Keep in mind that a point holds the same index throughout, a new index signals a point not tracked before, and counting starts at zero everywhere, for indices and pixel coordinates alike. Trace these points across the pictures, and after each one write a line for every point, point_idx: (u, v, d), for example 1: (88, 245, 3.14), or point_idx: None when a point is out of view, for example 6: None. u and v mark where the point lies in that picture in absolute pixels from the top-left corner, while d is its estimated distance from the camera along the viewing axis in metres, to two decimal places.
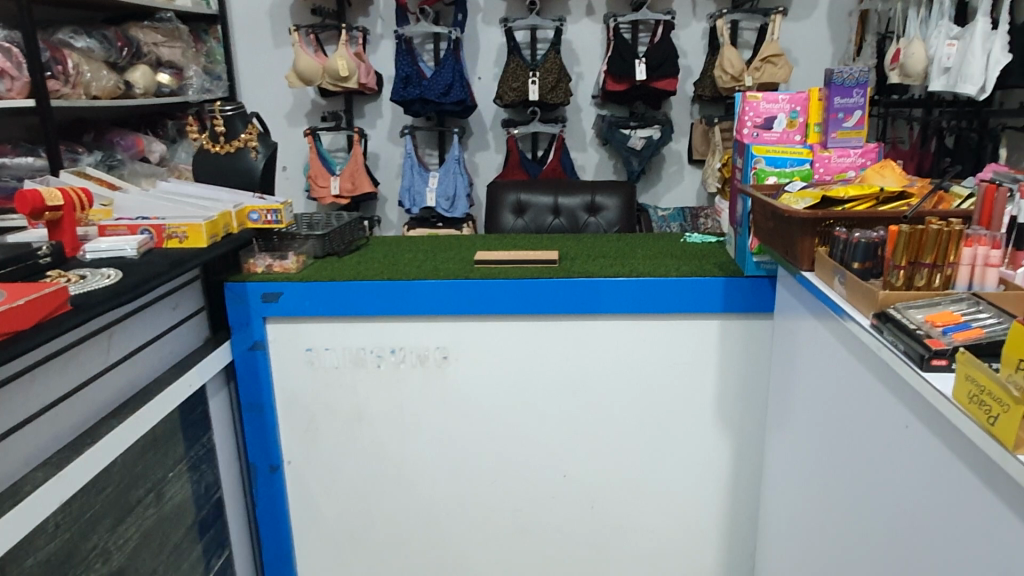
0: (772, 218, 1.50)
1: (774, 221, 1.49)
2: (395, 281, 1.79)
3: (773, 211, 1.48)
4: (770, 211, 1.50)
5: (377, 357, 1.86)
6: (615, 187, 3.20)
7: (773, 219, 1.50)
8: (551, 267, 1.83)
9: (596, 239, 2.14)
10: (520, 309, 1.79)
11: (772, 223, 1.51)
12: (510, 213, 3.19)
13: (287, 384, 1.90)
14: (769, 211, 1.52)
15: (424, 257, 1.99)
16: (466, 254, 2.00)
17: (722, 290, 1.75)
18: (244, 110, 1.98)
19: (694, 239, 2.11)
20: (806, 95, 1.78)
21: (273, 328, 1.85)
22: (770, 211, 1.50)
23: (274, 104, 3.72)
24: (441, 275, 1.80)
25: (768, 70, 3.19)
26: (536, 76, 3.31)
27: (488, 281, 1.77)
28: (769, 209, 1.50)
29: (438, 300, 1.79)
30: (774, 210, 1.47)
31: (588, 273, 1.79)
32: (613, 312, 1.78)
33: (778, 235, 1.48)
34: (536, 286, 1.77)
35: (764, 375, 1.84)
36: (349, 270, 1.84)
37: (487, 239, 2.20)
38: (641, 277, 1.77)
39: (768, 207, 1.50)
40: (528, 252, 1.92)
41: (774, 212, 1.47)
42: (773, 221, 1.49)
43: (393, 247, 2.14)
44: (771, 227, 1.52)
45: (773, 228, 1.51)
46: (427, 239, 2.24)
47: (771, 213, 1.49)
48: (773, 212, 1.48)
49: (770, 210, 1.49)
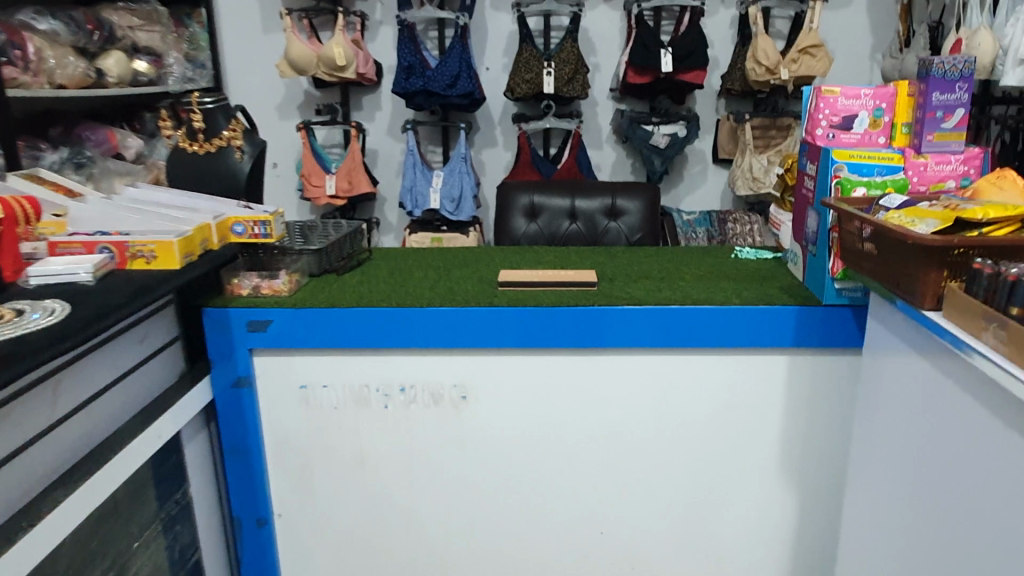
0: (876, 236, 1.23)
1: (877, 240, 1.22)
2: (407, 308, 1.51)
3: (878, 228, 1.21)
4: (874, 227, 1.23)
5: (383, 396, 1.57)
6: (638, 190, 2.92)
7: (876, 237, 1.23)
8: (589, 292, 1.55)
9: (633, 255, 1.85)
10: (555, 341, 1.51)
11: (873, 243, 1.24)
12: (522, 216, 2.91)
13: (278, 426, 1.61)
14: (869, 228, 1.25)
15: (436, 276, 1.70)
16: (485, 273, 1.72)
17: (794, 321, 1.47)
18: (227, 102, 1.65)
19: (746, 255, 1.83)
20: (893, 91, 1.51)
21: (260, 361, 1.56)
22: (872, 228, 1.23)
23: (264, 95, 3.41)
24: (460, 302, 1.52)
25: (805, 62, 2.91)
26: (552, 66, 3.01)
27: (518, 309, 1.50)
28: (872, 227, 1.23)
29: (458, 331, 1.51)
30: (879, 227, 1.20)
31: (634, 300, 1.51)
32: (664, 346, 1.51)
33: (885, 256, 1.21)
34: (574, 315, 1.49)
35: (840, 420, 1.56)
36: (351, 294, 1.56)
37: (505, 253, 1.91)
38: (698, 305, 1.49)
39: (870, 224, 1.23)
40: (561, 273, 1.63)
41: (880, 229, 1.20)
42: (878, 240, 1.22)
43: (397, 263, 1.84)
44: (873, 248, 1.25)
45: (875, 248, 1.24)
46: (437, 252, 1.95)
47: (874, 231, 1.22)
48: (878, 229, 1.21)
49: (874, 227, 1.22)
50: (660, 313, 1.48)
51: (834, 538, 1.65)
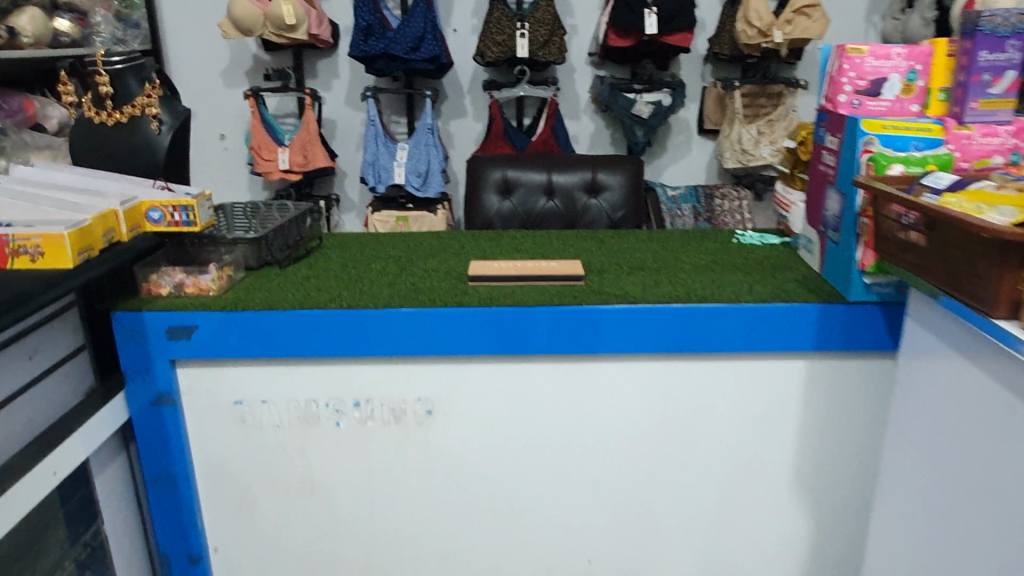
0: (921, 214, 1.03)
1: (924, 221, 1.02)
2: (360, 309, 1.26)
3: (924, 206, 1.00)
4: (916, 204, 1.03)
5: (334, 413, 1.34)
6: (619, 163, 2.68)
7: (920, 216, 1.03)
8: (576, 290, 1.31)
9: (622, 243, 1.63)
10: (536, 347, 1.28)
11: (917, 221, 1.04)
12: (494, 193, 2.66)
13: (210, 449, 1.36)
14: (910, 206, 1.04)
15: (396, 268, 1.46)
16: (454, 264, 1.48)
17: (815, 321, 1.26)
18: (140, 61, 1.36)
19: (750, 241, 1.61)
20: (928, 50, 1.29)
21: (185, 374, 1.31)
22: (915, 207, 1.02)
23: (208, 59, 3.10)
24: (424, 301, 1.28)
25: (801, 24, 2.68)
26: (525, 27, 2.74)
27: (492, 309, 1.26)
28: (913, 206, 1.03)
29: (421, 336, 1.27)
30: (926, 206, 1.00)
31: (630, 297, 1.28)
32: (664, 351, 1.29)
33: (934, 239, 1.01)
34: (559, 315, 1.26)
35: (861, 431, 1.37)
36: (294, 293, 1.31)
37: (476, 240, 1.67)
38: (704, 303, 1.27)
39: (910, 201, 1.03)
40: (542, 264, 1.40)
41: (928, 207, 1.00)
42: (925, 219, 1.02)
43: (353, 252, 1.59)
44: (916, 227, 1.05)
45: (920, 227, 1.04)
46: (399, 237, 1.71)
47: (918, 209, 1.02)
48: (926, 207, 1.01)
49: (919, 205, 1.01)
50: (660, 313, 1.26)
51: (852, 562, 1.47)
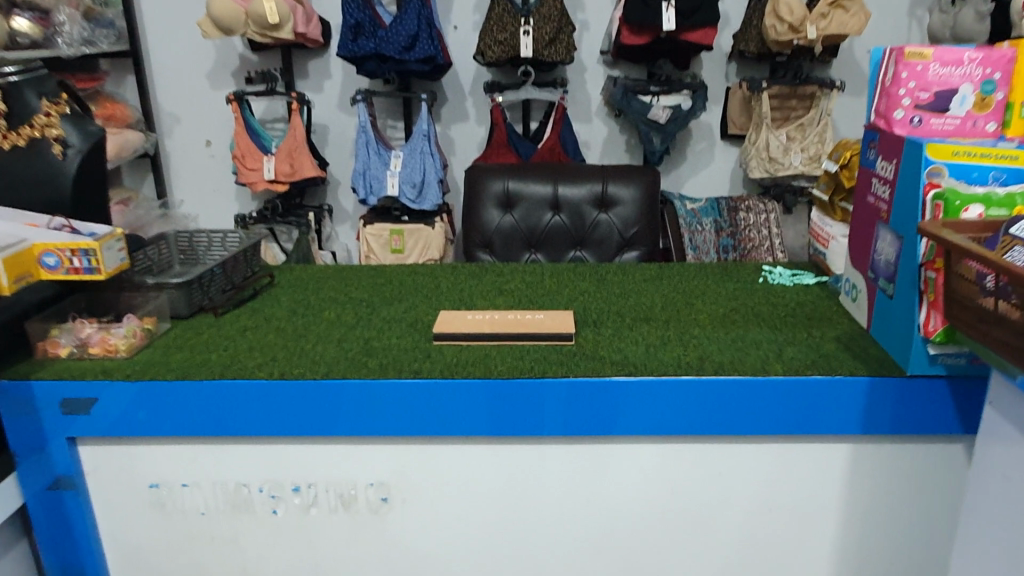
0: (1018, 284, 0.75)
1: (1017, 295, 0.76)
2: (294, 380, 1.02)
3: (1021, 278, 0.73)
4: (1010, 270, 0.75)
5: (271, 499, 1.10)
6: (632, 173, 2.41)
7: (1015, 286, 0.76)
8: (564, 356, 1.06)
9: (629, 285, 1.36)
10: (512, 427, 1.03)
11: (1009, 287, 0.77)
12: (496, 207, 2.40)
13: (124, 537, 1.14)
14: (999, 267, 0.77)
15: (352, 317, 1.21)
16: (422, 312, 1.23)
17: (863, 399, 1.00)
18: (41, 71, 1.15)
19: (781, 282, 1.34)
20: (1010, 54, 1.02)
21: (88, 454, 1.09)
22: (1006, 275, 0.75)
23: (190, 60, 2.83)
24: (374, 369, 1.04)
25: (837, 19, 2.39)
26: (530, 24, 2.48)
27: (455, 381, 1.01)
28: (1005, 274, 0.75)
29: (370, 413, 1.03)
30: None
31: (630, 365, 1.03)
32: (672, 433, 1.03)
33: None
34: (540, 390, 1.01)
35: (926, 531, 1.09)
36: (220, 357, 1.08)
37: (456, 278, 1.41)
38: (722, 374, 1.01)
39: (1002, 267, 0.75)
40: (526, 318, 1.15)
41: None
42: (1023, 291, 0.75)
43: (307, 292, 1.34)
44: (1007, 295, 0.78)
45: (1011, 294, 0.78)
46: (366, 270, 1.47)
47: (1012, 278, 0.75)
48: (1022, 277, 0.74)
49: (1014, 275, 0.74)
50: (667, 388, 1.00)
51: None
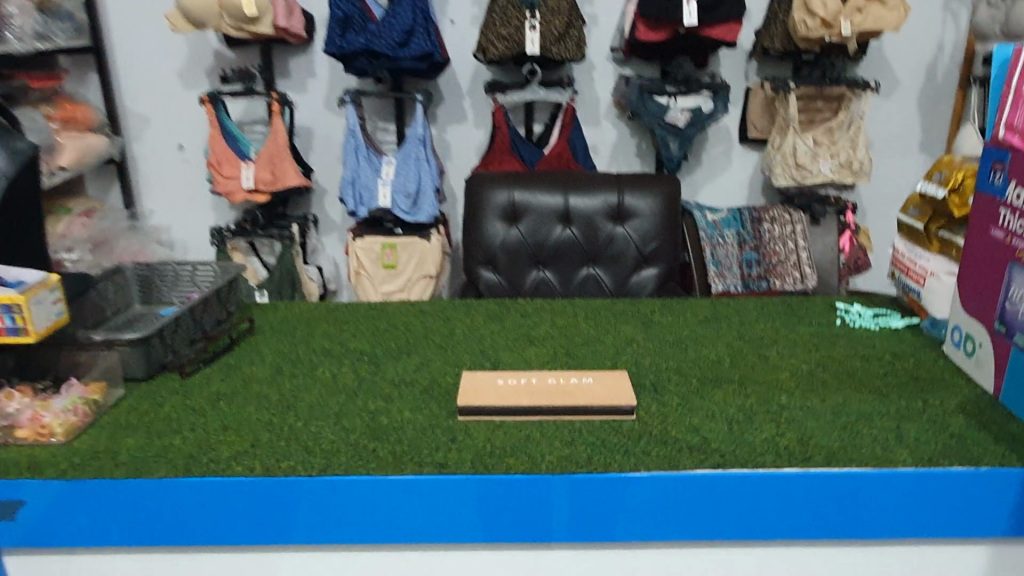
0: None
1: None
2: (283, 479, 0.79)
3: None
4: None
5: None
6: (653, 181, 1.93)
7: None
8: (630, 440, 0.83)
9: (683, 332, 1.13)
10: (560, 533, 0.81)
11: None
12: (497, 220, 1.91)
13: None
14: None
15: (353, 381, 0.98)
16: (438, 375, 0.99)
17: (1014, 493, 0.79)
18: None
19: (865, 326, 1.13)
20: None
21: (15, 564, 0.85)
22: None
23: (160, 56, 2.54)
24: (388, 459, 0.81)
25: (874, 14, 2.17)
26: (536, 18, 2.25)
27: (494, 478, 0.79)
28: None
29: (378, 521, 0.80)
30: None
31: (716, 452, 0.81)
32: (767, 537, 0.81)
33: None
34: (599, 489, 0.79)
35: None
36: (185, 444, 0.84)
37: (474, 321, 1.18)
38: (835, 465, 0.79)
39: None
40: (571, 386, 0.92)
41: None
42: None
43: (294, 344, 1.10)
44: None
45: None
46: (365, 308, 1.24)
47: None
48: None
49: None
50: (764, 484, 0.79)
51: None
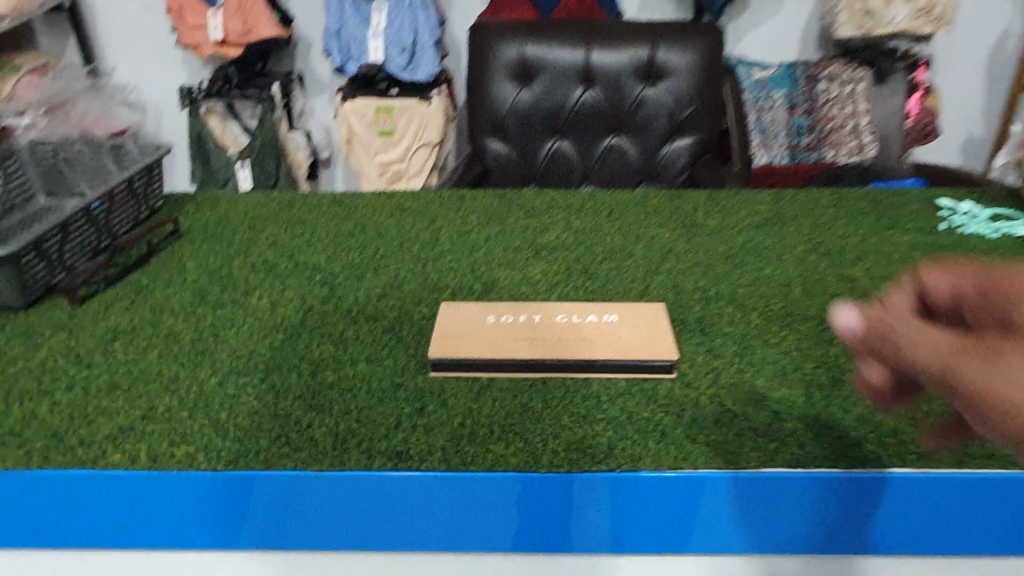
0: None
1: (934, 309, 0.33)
2: (180, 475, 0.55)
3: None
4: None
5: None
6: (693, 31, 1.53)
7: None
8: (671, 416, 0.59)
9: (738, 242, 0.85)
10: (587, 542, 0.57)
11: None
12: (506, 80, 1.54)
13: None
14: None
15: (295, 316, 0.73)
16: (410, 305, 0.74)
17: None
18: None
19: (979, 232, 0.86)
20: None
21: None
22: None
23: None
24: (325, 446, 0.57)
25: None
26: None
27: (471, 482, 0.55)
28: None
29: (323, 524, 0.57)
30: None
31: (793, 440, 0.57)
32: (861, 557, 0.58)
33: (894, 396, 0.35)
34: (643, 491, 0.55)
35: None
36: (53, 415, 0.60)
37: (465, 222, 0.92)
38: (969, 467, 0.55)
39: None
40: (589, 327, 0.67)
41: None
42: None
43: (226, 257, 0.84)
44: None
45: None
46: (328, 204, 0.98)
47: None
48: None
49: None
50: (865, 489, 0.54)
51: None
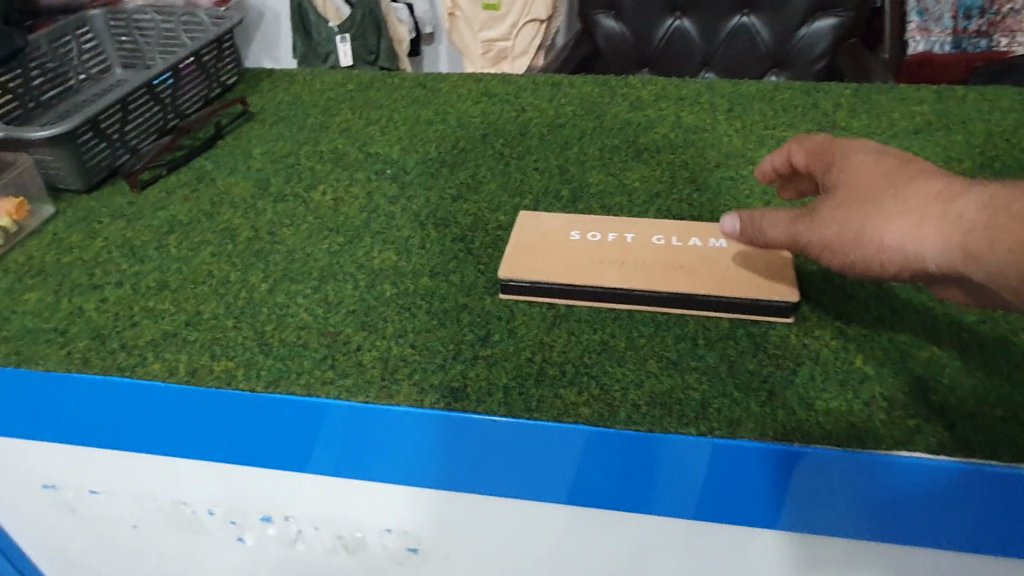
0: (935, 259, 0.38)
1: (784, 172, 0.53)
2: (217, 395, 0.50)
3: (869, 208, 0.40)
4: (950, 209, 0.38)
5: (231, 523, 0.65)
6: None
7: (925, 263, 0.39)
8: (783, 372, 0.48)
9: None
10: (667, 508, 0.49)
11: (959, 278, 0.38)
12: None
13: (30, 531, 0.74)
14: (956, 184, 0.39)
15: (359, 216, 0.65)
16: (486, 211, 0.65)
17: None
18: None
19: None
20: None
21: None
22: (922, 194, 0.39)
23: None
24: (373, 374, 0.50)
25: None
26: None
27: (533, 433, 0.47)
28: (936, 197, 0.39)
29: (370, 458, 0.51)
30: (816, 225, 0.43)
31: (938, 419, 0.45)
32: (1005, 561, 0.47)
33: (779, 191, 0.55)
34: (740, 463, 0.45)
35: None
36: (99, 314, 0.57)
37: (557, 113, 0.80)
38: None
39: (889, 176, 0.42)
40: (691, 251, 0.56)
41: (889, 217, 0.40)
42: (896, 262, 0.39)
43: (295, 144, 0.77)
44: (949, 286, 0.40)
45: (970, 292, 0.40)
46: (408, 86, 0.88)
47: (924, 211, 0.39)
48: (903, 221, 0.39)
49: (907, 208, 0.39)
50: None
51: None
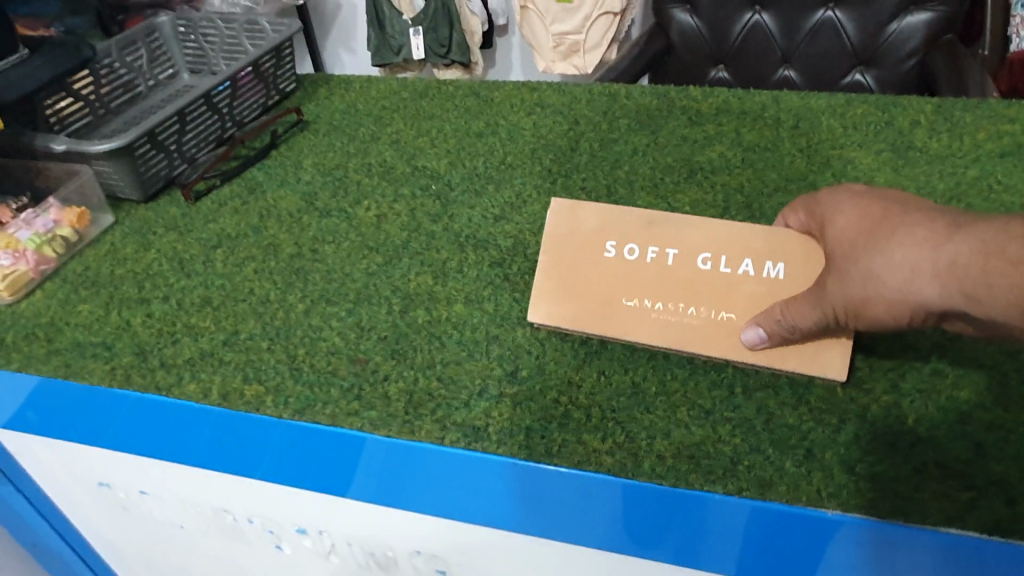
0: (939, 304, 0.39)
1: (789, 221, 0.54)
2: (247, 420, 0.51)
3: (865, 266, 0.42)
4: (940, 256, 0.39)
5: (269, 533, 0.67)
6: None
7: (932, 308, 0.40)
8: (824, 429, 0.45)
9: (966, 180, 0.65)
10: (695, 564, 0.46)
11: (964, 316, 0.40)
12: None
13: (91, 521, 0.78)
14: (943, 227, 0.40)
15: (400, 235, 0.65)
16: (527, 234, 0.64)
17: None
18: None
19: None
20: None
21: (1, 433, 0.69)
22: (911, 244, 0.41)
23: None
24: (396, 408, 0.50)
25: None
26: None
27: (555, 479, 0.45)
28: (923, 246, 0.41)
29: (393, 488, 0.51)
30: (825, 290, 0.44)
31: (994, 492, 0.41)
32: None
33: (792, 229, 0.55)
34: (770, 526, 0.43)
35: None
36: (144, 330, 0.58)
37: (611, 127, 0.78)
38: None
39: (875, 230, 0.43)
40: (743, 287, 0.49)
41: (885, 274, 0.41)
42: (905, 311, 0.41)
43: (344, 155, 0.77)
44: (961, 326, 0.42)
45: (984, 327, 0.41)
46: (463, 94, 0.87)
47: (916, 263, 0.40)
48: (899, 274, 0.41)
49: (899, 261, 0.41)
50: None
51: None
